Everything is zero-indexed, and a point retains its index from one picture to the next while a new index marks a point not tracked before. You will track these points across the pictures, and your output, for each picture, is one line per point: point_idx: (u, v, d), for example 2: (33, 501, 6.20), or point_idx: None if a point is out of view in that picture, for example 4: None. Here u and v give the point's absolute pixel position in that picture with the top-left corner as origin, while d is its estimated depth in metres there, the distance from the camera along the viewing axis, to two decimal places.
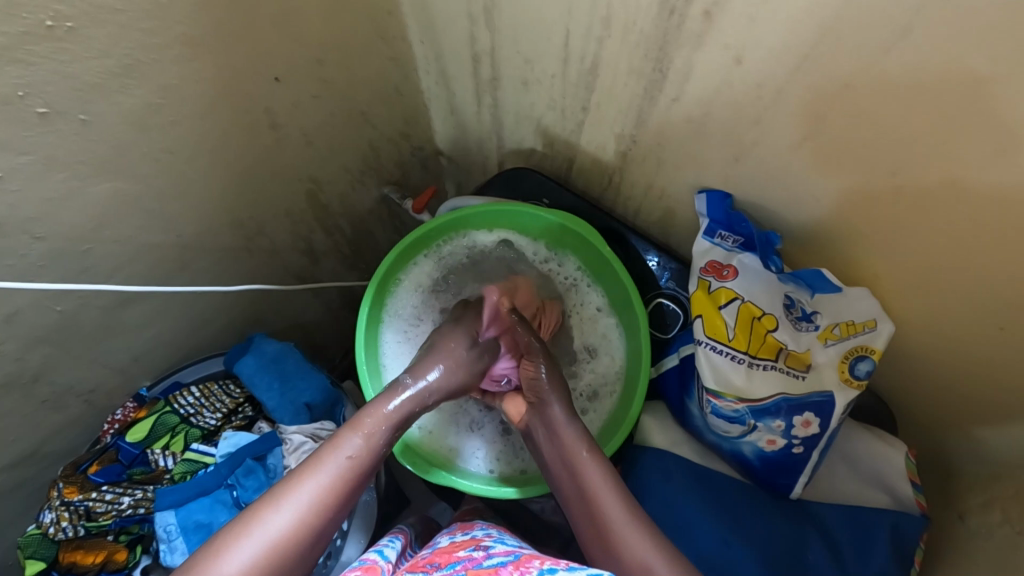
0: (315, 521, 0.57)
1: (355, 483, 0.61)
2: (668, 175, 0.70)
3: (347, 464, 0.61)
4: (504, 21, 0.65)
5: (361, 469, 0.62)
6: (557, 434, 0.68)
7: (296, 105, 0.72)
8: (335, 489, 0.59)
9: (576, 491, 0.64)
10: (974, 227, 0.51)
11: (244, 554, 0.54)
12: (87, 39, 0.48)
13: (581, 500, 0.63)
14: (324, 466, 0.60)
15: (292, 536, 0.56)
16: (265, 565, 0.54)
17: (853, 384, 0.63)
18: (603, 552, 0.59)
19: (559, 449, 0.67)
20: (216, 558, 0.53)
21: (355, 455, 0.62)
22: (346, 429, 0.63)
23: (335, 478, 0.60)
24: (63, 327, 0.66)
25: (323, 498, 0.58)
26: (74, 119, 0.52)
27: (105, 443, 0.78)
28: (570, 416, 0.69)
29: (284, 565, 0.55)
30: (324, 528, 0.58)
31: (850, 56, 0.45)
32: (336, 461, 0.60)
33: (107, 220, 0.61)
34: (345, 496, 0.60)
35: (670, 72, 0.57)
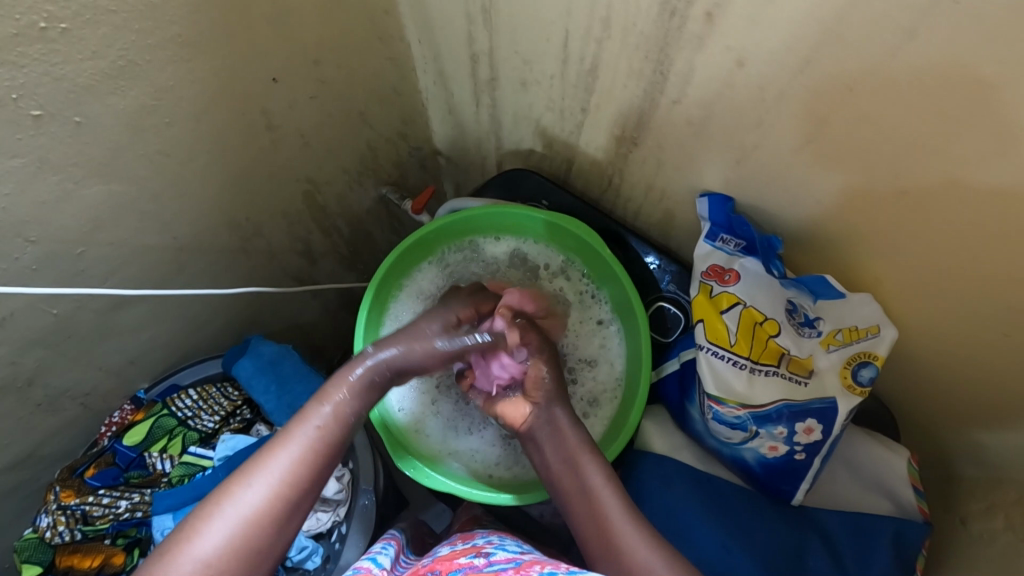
0: (288, 497, 0.59)
1: (325, 454, 0.62)
2: (668, 177, 0.70)
3: (314, 436, 0.61)
4: (502, 21, 0.64)
5: (330, 440, 0.62)
6: (560, 434, 0.69)
7: (292, 106, 0.71)
8: (302, 463, 0.60)
9: (577, 488, 0.64)
10: (978, 233, 0.50)
11: (218, 534, 0.55)
12: (80, 41, 0.47)
13: (582, 498, 0.63)
14: (291, 441, 0.61)
15: (263, 513, 0.57)
16: (242, 537, 0.56)
17: (855, 391, 0.63)
18: (604, 552, 0.59)
19: (560, 449, 0.67)
20: (189, 539, 0.55)
21: (319, 426, 0.62)
22: (313, 403, 0.64)
23: (302, 452, 0.60)
24: (59, 330, 0.65)
25: (292, 474, 0.59)
26: (67, 122, 0.51)
27: (103, 446, 0.78)
28: (575, 423, 0.70)
29: (259, 540, 0.56)
30: (298, 501, 0.59)
31: (854, 59, 0.45)
32: (302, 435, 0.61)
33: (102, 222, 0.61)
34: (316, 468, 0.61)
35: (670, 74, 0.56)
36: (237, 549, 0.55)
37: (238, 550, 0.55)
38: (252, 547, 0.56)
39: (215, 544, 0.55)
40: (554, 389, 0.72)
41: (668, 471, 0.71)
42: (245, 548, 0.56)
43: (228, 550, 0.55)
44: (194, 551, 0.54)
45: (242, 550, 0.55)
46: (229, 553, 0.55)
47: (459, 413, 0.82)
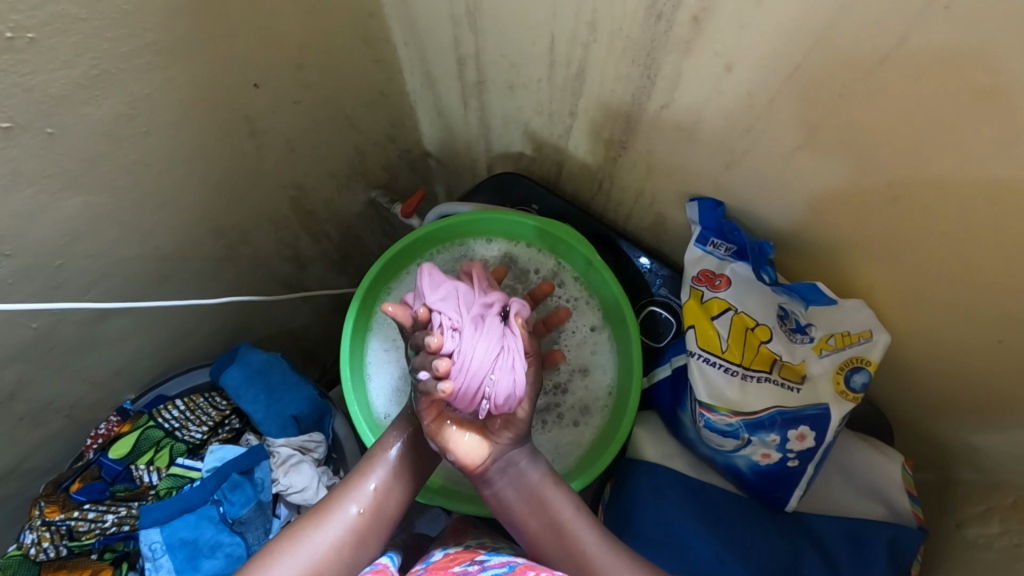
0: (363, 532, 0.63)
1: (398, 493, 0.66)
2: (659, 181, 0.69)
3: (388, 475, 0.66)
4: (487, 24, 0.63)
5: (402, 478, 0.66)
6: (521, 475, 0.65)
7: (275, 112, 0.70)
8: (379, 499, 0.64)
9: (545, 524, 0.63)
10: (972, 239, 0.50)
11: (296, 564, 0.58)
12: (50, 50, 0.46)
13: (553, 535, 0.62)
14: (368, 478, 0.65)
15: (340, 548, 0.61)
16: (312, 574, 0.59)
17: (848, 397, 0.62)
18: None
19: (522, 489, 0.65)
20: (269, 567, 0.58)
21: (397, 464, 0.66)
22: (379, 447, 0.67)
23: (376, 489, 0.64)
24: (39, 343, 0.64)
25: (367, 510, 0.63)
26: (40, 133, 0.50)
27: (88, 459, 0.77)
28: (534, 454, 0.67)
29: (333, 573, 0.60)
30: (367, 536, 0.63)
31: (844, 64, 0.44)
32: (380, 472, 0.65)
33: (81, 234, 0.59)
34: (389, 505, 0.65)
35: (658, 78, 0.55)
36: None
37: None
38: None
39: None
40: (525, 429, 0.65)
41: (662, 478, 0.70)
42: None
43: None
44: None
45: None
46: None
47: None
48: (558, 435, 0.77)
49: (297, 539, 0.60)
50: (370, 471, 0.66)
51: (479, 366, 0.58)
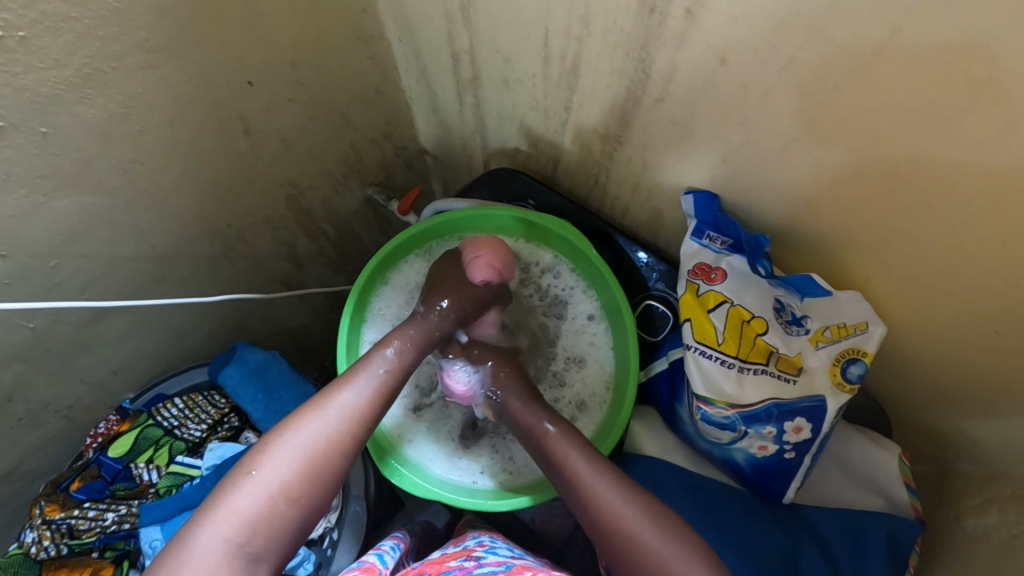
0: (356, 435, 0.62)
1: (386, 398, 0.66)
2: (655, 176, 0.69)
3: (377, 380, 0.66)
4: (481, 20, 0.63)
5: (391, 389, 0.67)
6: (521, 424, 0.69)
7: (270, 109, 0.70)
8: (369, 403, 0.64)
9: (554, 464, 0.65)
10: (966, 230, 0.49)
11: (291, 461, 0.58)
12: (40, 50, 0.46)
13: (565, 479, 0.63)
14: (357, 382, 0.65)
15: (334, 449, 0.60)
16: (315, 468, 0.59)
17: (844, 389, 0.63)
18: (596, 533, 0.60)
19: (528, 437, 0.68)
20: (264, 464, 0.58)
21: (386, 373, 0.66)
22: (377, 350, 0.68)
23: (366, 393, 0.64)
24: (36, 343, 0.64)
25: (356, 412, 0.63)
26: (33, 133, 0.50)
27: (88, 459, 0.77)
28: (526, 403, 0.70)
29: (330, 474, 0.60)
30: (364, 437, 0.63)
31: (837, 56, 0.44)
32: (368, 378, 0.65)
33: (76, 234, 0.59)
34: (378, 409, 0.65)
35: (653, 72, 0.55)
36: (309, 478, 0.58)
37: (313, 478, 0.59)
38: (327, 475, 0.59)
39: (287, 473, 0.58)
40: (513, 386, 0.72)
41: (661, 474, 0.71)
42: (317, 479, 0.59)
43: (303, 478, 0.58)
44: (269, 476, 0.57)
45: (314, 480, 0.59)
46: (310, 474, 0.58)
47: (441, 418, 0.82)
48: None
49: (289, 437, 0.59)
50: (359, 375, 0.65)
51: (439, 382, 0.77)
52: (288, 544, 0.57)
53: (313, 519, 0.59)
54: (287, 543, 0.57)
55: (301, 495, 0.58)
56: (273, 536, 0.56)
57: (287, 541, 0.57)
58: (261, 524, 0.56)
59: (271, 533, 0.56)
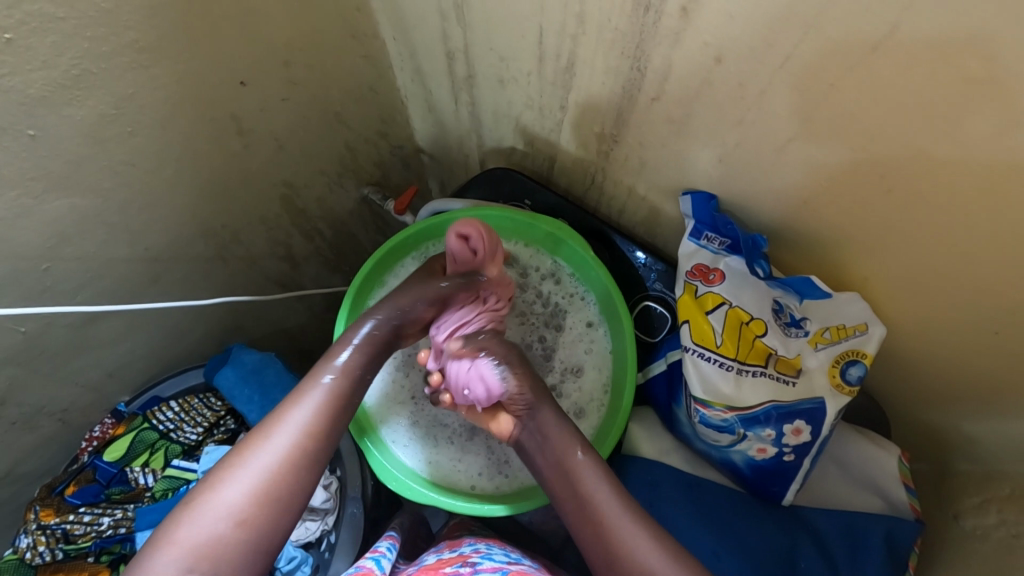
0: (310, 452, 0.60)
1: (341, 409, 0.64)
2: (652, 176, 0.68)
3: (328, 392, 0.63)
4: (475, 18, 0.62)
5: (341, 398, 0.64)
6: (547, 439, 0.65)
7: (263, 110, 0.69)
8: (322, 416, 0.62)
9: (566, 483, 0.63)
10: (966, 229, 0.49)
11: (242, 484, 0.57)
12: (27, 51, 0.45)
13: (578, 505, 0.61)
14: (308, 397, 0.63)
15: (286, 468, 0.59)
16: (262, 491, 0.57)
17: (844, 391, 0.62)
18: (606, 562, 0.58)
19: (548, 453, 0.64)
20: (215, 490, 0.57)
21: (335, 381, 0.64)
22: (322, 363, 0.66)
23: (311, 409, 0.62)
24: (28, 347, 0.64)
25: (302, 430, 0.61)
26: (20, 135, 0.49)
27: (82, 462, 0.77)
28: (559, 419, 0.66)
29: (284, 494, 0.58)
30: (315, 453, 0.61)
31: (834, 54, 0.43)
32: (319, 389, 0.63)
33: (67, 237, 0.59)
34: (333, 422, 0.63)
35: (648, 71, 0.54)
36: (262, 501, 0.57)
37: (260, 501, 0.57)
38: (275, 497, 0.58)
39: (238, 497, 0.57)
40: (533, 395, 0.67)
41: (658, 475, 0.71)
42: (270, 501, 0.57)
43: (256, 500, 0.57)
44: (221, 502, 0.56)
45: (267, 502, 0.57)
46: (257, 499, 0.57)
47: (435, 423, 0.80)
48: None
49: (241, 462, 0.59)
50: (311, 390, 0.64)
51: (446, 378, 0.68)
52: (245, 569, 0.55)
53: (272, 543, 0.57)
54: (245, 568, 0.55)
55: (250, 519, 0.56)
56: (224, 564, 0.54)
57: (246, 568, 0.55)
58: (212, 551, 0.54)
59: (224, 561, 0.54)
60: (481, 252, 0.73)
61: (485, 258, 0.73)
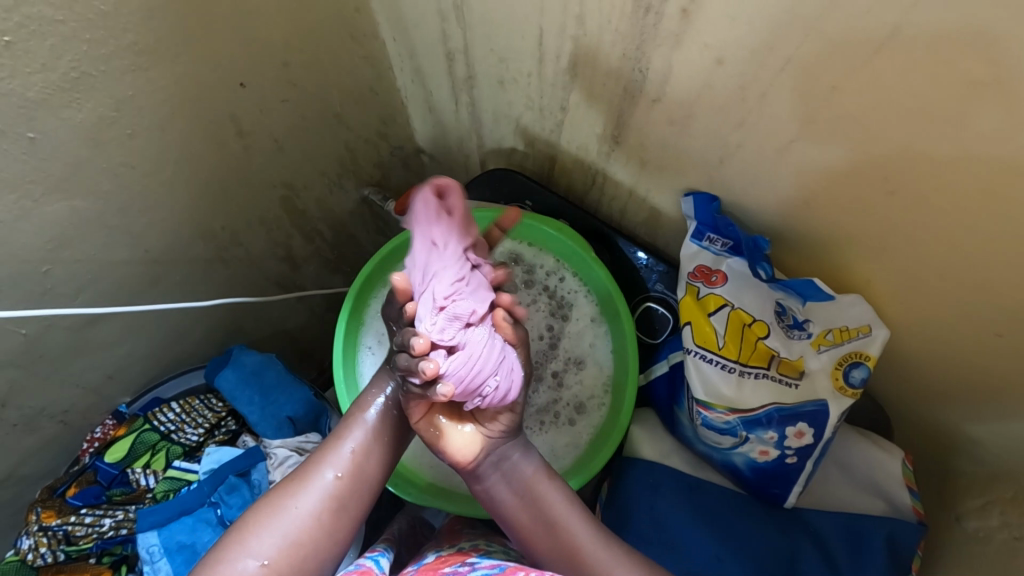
0: (346, 500, 0.60)
1: (380, 455, 0.63)
2: (653, 176, 0.68)
3: (365, 438, 0.63)
4: (475, 19, 0.62)
5: (379, 442, 0.63)
6: (512, 468, 0.63)
7: (263, 111, 0.69)
8: (358, 466, 0.61)
9: (539, 522, 0.61)
10: (968, 230, 0.49)
11: (278, 532, 0.56)
12: (26, 54, 0.45)
13: (553, 542, 0.60)
14: (343, 442, 0.62)
15: (320, 518, 0.58)
16: (297, 541, 0.56)
17: (847, 393, 0.62)
18: None
19: (515, 482, 0.62)
20: (250, 537, 0.56)
21: (374, 426, 0.63)
22: (361, 404, 0.64)
23: (351, 457, 0.61)
24: (29, 349, 0.64)
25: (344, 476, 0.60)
26: (20, 138, 0.49)
27: (83, 464, 0.77)
28: (526, 447, 0.64)
29: (315, 543, 0.57)
30: (351, 501, 0.60)
31: (836, 55, 0.43)
32: (357, 435, 0.62)
33: (67, 240, 0.59)
34: (371, 469, 0.62)
35: (648, 72, 0.54)
36: (298, 550, 0.56)
37: (295, 551, 0.56)
38: (309, 547, 0.57)
39: (273, 546, 0.56)
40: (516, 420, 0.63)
41: (658, 477, 0.70)
42: (307, 550, 0.57)
43: (291, 550, 0.56)
44: (256, 550, 0.55)
45: (303, 552, 0.57)
46: (290, 549, 0.56)
47: None
48: (552, 433, 0.77)
49: (276, 508, 0.58)
50: (346, 435, 0.62)
51: (463, 365, 0.54)
52: None
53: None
54: None
55: (282, 568, 0.55)
56: None
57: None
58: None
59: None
60: (457, 214, 0.57)
61: (462, 221, 0.57)
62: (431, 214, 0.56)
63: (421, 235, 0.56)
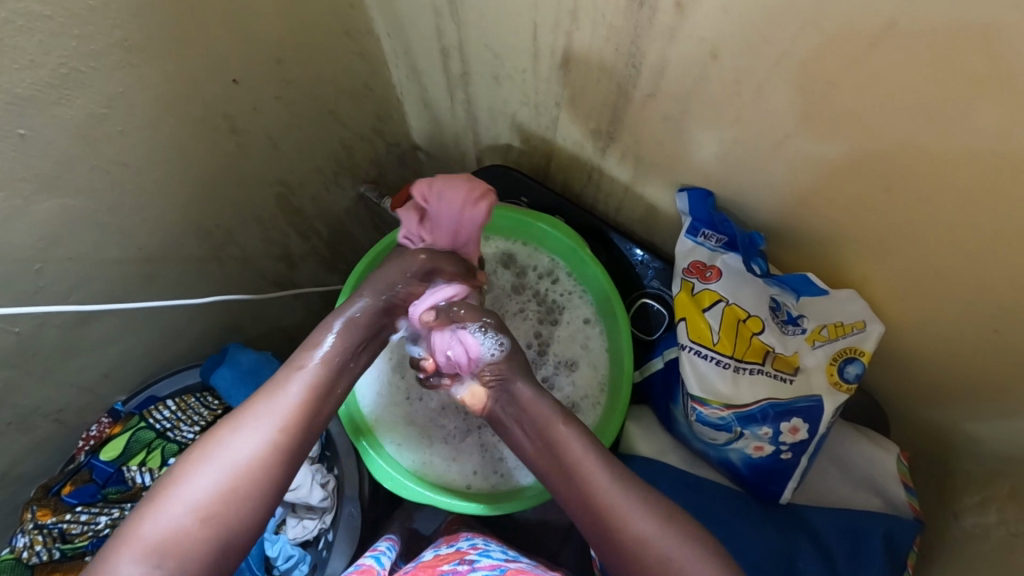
0: (284, 446, 0.59)
1: (319, 402, 0.62)
2: (648, 172, 0.67)
3: (307, 385, 0.61)
4: (469, 14, 0.61)
5: (322, 389, 0.62)
6: (531, 413, 0.64)
7: (257, 108, 0.68)
8: (297, 412, 0.60)
9: (557, 466, 0.62)
10: (964, 226, 0.48)
11: (213, 478, 0.56)
12: (14, 50, 0.44)
13: (568, 477, 0.62)
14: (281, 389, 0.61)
15: (257, 464, 0.57)
16: (232, 487, 0.56)
17: (842, 388, 0.62)
18: (605, 540, 0.59)
19: (534, 428, 0.64)
20: (182, 483, 0.56)
21: (315, 372, 0.62)
22: (300, 352, 0.63)
23: (289, 405, 0.60)
24: (22, 347, 0.63)
25: (282, 422, 0.59)
26: (11, 135, 0.48)
27: (78, 462, 0.77)
28: (538, 391, 0.65)
29: (254, 490, 0.57)
30: (290, 448, 0.59)
31: (832, 50, 0.42)
32: (298, 382, 0.61)
33: (59, 238, 0.58)
34: (308, 418, 0.61)
35: (644, 67, 0.54)
36: (229, 497, 0.56)
37: (230, 497, 0.56)
38: (247, 493, 0.56)
39: (204, 492, 0.55)
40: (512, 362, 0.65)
41: (655, 474, 0.70)
42: (242, 495, 0.56)
43: (224, 496, 0.56)
44: (187, 496, 0.55)
45: (235, 498, 0.56)
46: (224, 495, 0.56)
47: (431, 418, 0.80)
48: None
49: (208, 454, 0.57)
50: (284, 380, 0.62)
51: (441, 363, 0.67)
52: (214, 562, 0.55)
53: (241, 536, 0.56)
54: (212, 562, 0.55)
55: (218, 513, 0.55)
56: (191, 560, 0.53)
57: (214, 560, 0.55)
58: (177, 545, 0.53)
59: (190, 554, 0.53)
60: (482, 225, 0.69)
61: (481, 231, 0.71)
62: (468, 220, 0.68)
63: (449, 237, 0.70)
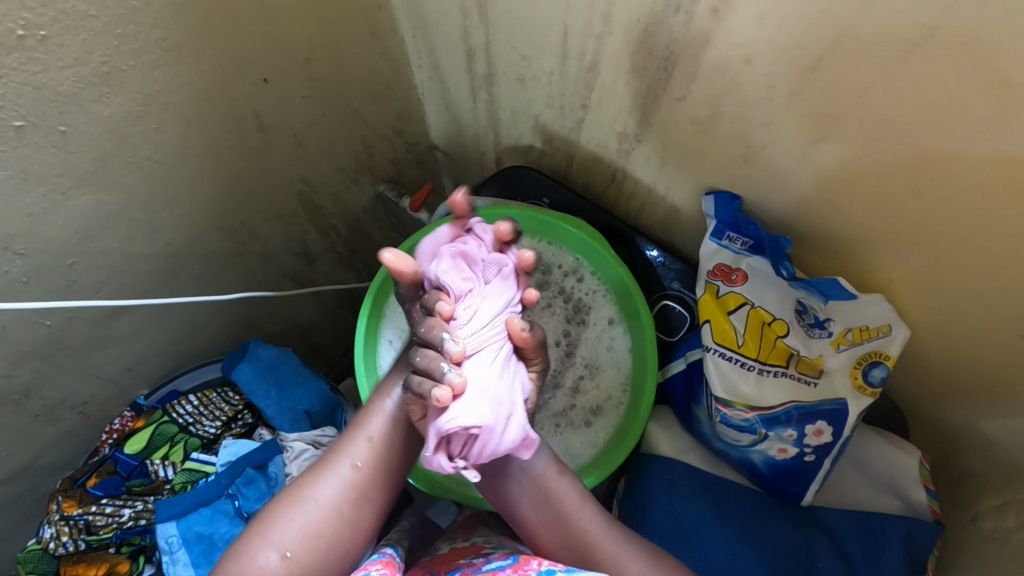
0: (364, 488, 0.59)
1: (397, 447, 0.61)
2: (672, 175, 0.68)
3: (385, 428, 0.60)
4: (499, 15, 0.62)
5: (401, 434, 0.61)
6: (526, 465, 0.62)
7: (284, 107, 0.69)
8: (377, 456, 0.60)
9: (530, 491, 0.62)
10: (991, 230, 0.49)
11: (301, 519, 0.56)
12: (60, 49, 0.45)
13: (538, 504, 0.62)
14: (364, 432, 0.60)
15: (340, 506, 0.57)
16: (318, 530, 0.56)
17: (866, 392, 0.62)
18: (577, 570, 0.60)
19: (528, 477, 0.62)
20: (269, 527, 0.55)
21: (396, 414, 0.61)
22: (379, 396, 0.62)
23: (371, 450, 0.60)
24: (54, 341, 0.65)
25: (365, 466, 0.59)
26: (52, 131, 0.49)
27: (103, 455, 0.78)
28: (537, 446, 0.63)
29: (337, 532, 0.57)
30: (372, 490, 0.59)
31: (865, 56, 0.43)
32: (380, 425, 0.61)
33: (91, 233, 0.59)
34: (388, 461, 0.60)
35: (674, 71, 0.54)
36: (317, 540, 0.56)
37: (318, 539, 0.56)
38: (333, 536, 0.56)
39: (294, 534, 0.55)
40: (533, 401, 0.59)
41: (676, 474, 0.71)
42: (326, 539, 0.56)
43: (310, 541, 0.55)
44: (275, 540, 0.55)
45: (322, 541, 0.56)
46: (312, 537, 0.55)
47: None
48: (570, 435, 0.78)
49: (295, 497, 0.57)
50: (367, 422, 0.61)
51: (494, 401, 0.50)
52: None
53: None
54: None
55: (305, 556, 0.55)
56: None
57: None
58: None
59: None
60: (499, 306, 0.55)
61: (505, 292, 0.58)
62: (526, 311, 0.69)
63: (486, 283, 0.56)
